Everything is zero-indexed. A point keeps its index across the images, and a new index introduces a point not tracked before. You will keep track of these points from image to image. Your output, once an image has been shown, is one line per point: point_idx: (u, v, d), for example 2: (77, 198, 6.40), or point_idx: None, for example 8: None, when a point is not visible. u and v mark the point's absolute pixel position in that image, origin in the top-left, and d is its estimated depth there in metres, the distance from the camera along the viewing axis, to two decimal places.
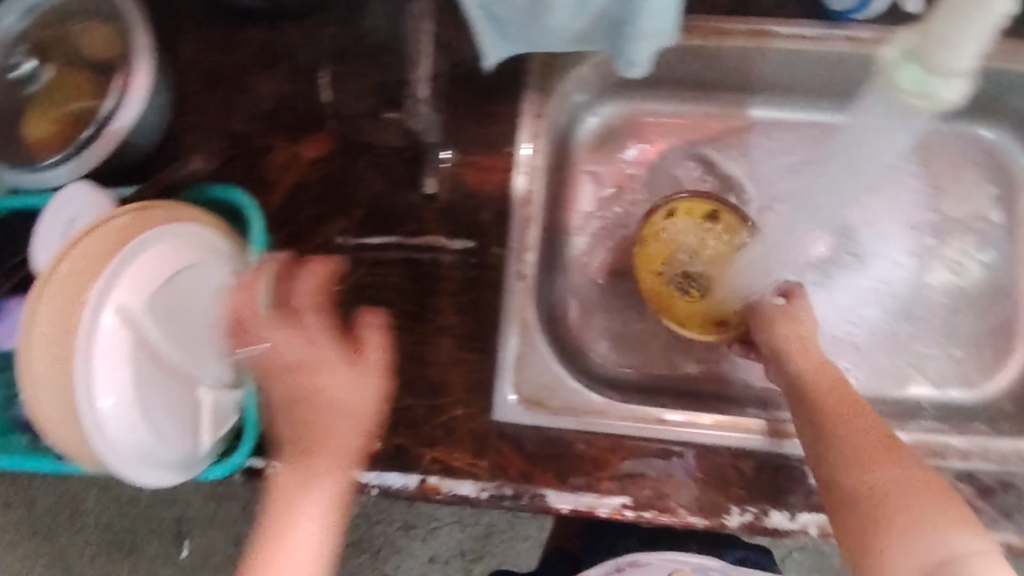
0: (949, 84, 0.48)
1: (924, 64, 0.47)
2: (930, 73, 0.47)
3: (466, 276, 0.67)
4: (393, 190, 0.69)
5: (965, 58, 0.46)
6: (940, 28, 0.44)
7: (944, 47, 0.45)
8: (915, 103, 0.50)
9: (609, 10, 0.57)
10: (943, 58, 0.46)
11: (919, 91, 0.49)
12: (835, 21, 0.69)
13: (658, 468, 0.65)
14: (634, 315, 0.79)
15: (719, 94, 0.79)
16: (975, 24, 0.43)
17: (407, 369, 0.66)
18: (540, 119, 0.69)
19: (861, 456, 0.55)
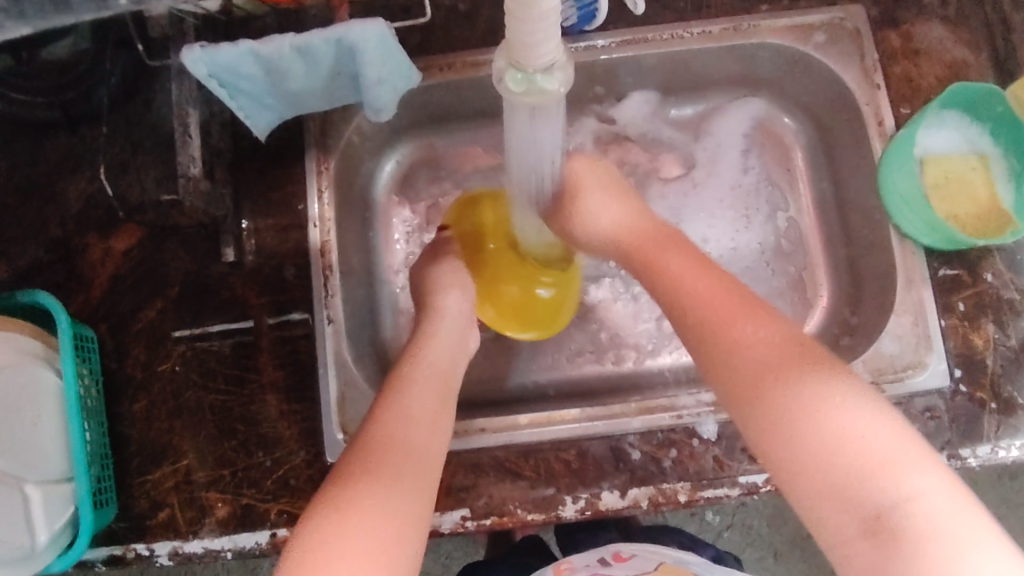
0: (552, 77, 0.49)
1: (520, 63, 0.47)
2: (527, 72, 0.48)
3: (281, 332, 0.70)
4: (201, 263, 0.72)
5: (548, 54, 0.46)
6: (514, 37, 0.44)
7: (529, 48, 0.45)
8: (531, 99, 0.50)
9: (341, 64, 0.63)
10: (532, 56, 0.46)
11: (529, 89, 0.49)
12: (573, 35, 0.71)
13: (491, 475, 0.67)
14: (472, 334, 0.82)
15: None
16: (544, 28, 0.43)
17: (241, 431, 0.70)
18: (324, 174, 0.72)
19: (728, 346, 0.53)
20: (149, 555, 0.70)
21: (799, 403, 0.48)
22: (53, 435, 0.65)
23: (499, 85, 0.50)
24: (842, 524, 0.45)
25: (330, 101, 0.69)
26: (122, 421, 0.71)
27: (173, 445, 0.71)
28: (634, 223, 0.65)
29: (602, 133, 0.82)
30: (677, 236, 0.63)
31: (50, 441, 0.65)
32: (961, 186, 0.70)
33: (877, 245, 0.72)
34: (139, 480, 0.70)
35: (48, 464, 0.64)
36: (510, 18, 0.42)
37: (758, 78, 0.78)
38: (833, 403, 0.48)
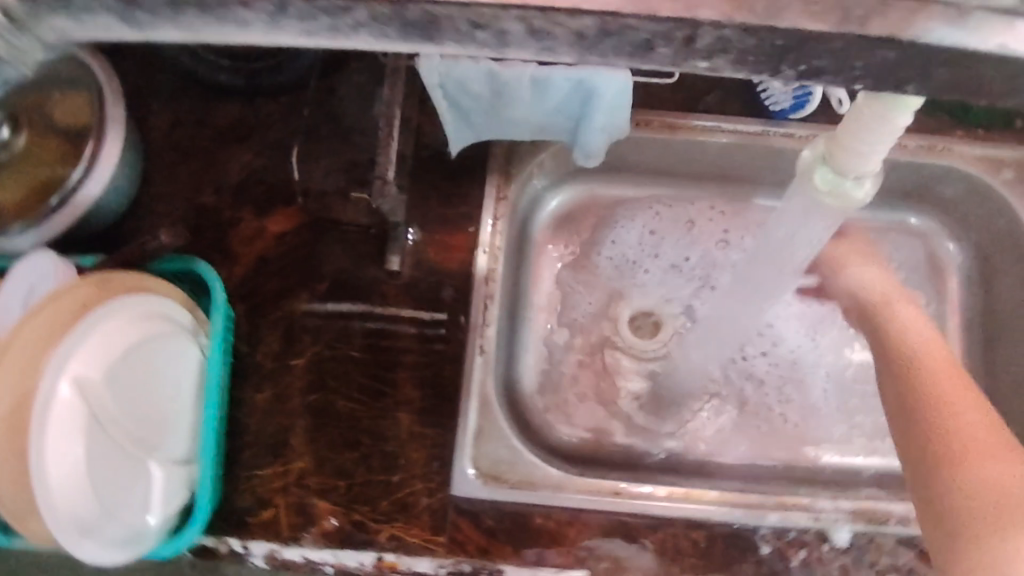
0: (859, 185, 0.47)
1: (839, 166, 0.45)
2: (841, 174, 0.46)
3: (428, 351, 0.68)
4: (357, 264, 0.69)
5: (870, 161, 0.45)
6: (845, 138, 0.44)
7: (856, 152, 0.44)
8: (833, 203, 0.48)
9: (566, 105, 0.61)
10: (851, 168, 0.45)
11: (834, 191, 0.47)
12: (775, 119, 0.71)
13: (615, 539, 0.65)
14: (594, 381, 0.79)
15: (679, 182, 0.79)
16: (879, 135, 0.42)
17: (365, 443, 0.67)
18: (503, 202, 0.71)
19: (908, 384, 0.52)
20: (242, 553, 0.66)
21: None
22: (183, 417, 0.62)
23: (802, 181, 0.49)
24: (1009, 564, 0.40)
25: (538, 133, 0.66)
26: (242, 407, 0.68)
27: (291, 445, 0.68)
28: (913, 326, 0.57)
29: (736, 221, 0.80)
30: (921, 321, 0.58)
31: (180, 423, 0.62)
32: None
33: None
34: (246, 473, 0.68)
35: (175, 446, 0.61)
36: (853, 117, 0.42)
37: (932, 196, 0.77)
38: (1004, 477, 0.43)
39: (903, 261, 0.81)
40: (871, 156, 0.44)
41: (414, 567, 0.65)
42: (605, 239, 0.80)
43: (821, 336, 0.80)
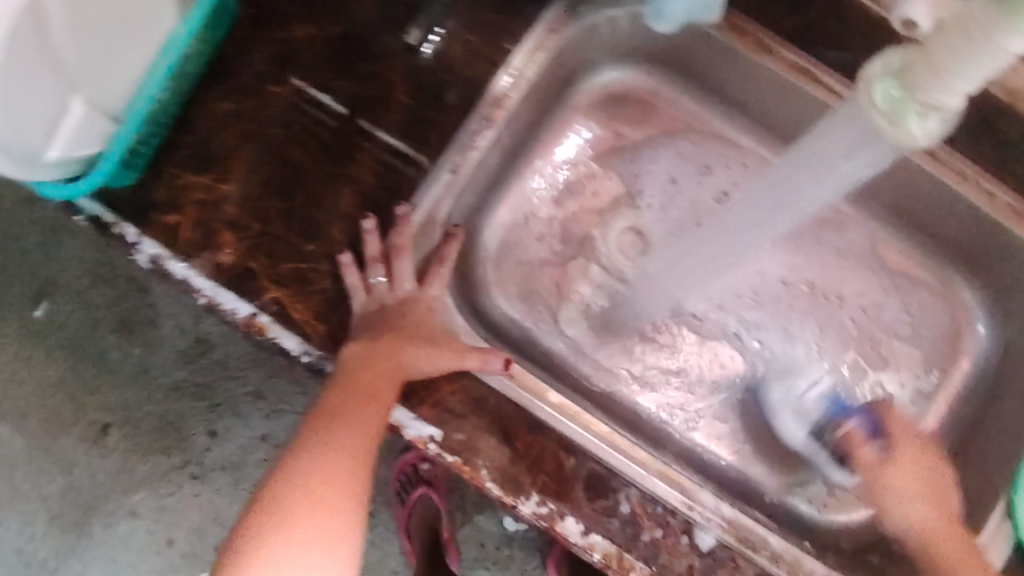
0: (924, 120, 0.41)
1: (914, 81, 0.39)
2: (910, 94, 0.40)
3: (401, 144, 0.62)
4: (378, 27, 0.64)
5: (953, 90, 0.38)
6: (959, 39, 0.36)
7: (960, 65, 0.37)
8: (885, 127, 0.42)
9: None
10: (926, 91, 0.39)
11: (894, 112, 0.41)
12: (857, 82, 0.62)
13: (484, 418, 0.60)
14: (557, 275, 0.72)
15: (734, 112, 0.72)
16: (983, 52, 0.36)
17: (296, 201, 0.62)
18: (552, 37, 0.63)
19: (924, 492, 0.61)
20: (132, 244, 0.63)
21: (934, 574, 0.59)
22: (115, 62, 0.56)
23: (862, 87, 0.43)
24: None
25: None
26: (199, 107, 0.63)
27: (227, 167, 0.63)
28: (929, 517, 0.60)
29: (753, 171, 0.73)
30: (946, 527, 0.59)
31: (110, 66, 0.56)
32: None
33: (978, 500, 0.64)
34: (172, 172, 0.63)
35: (95, 87, 0.56)
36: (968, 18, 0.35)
37: (992, 271, 0.69)
38: None
39: (914, 313, 0.74)
40: (960, 79, 0.37)
41: (279, 339, 0.61)
42: (637, 139, 0.74)
43: (781, 326, 0.74)
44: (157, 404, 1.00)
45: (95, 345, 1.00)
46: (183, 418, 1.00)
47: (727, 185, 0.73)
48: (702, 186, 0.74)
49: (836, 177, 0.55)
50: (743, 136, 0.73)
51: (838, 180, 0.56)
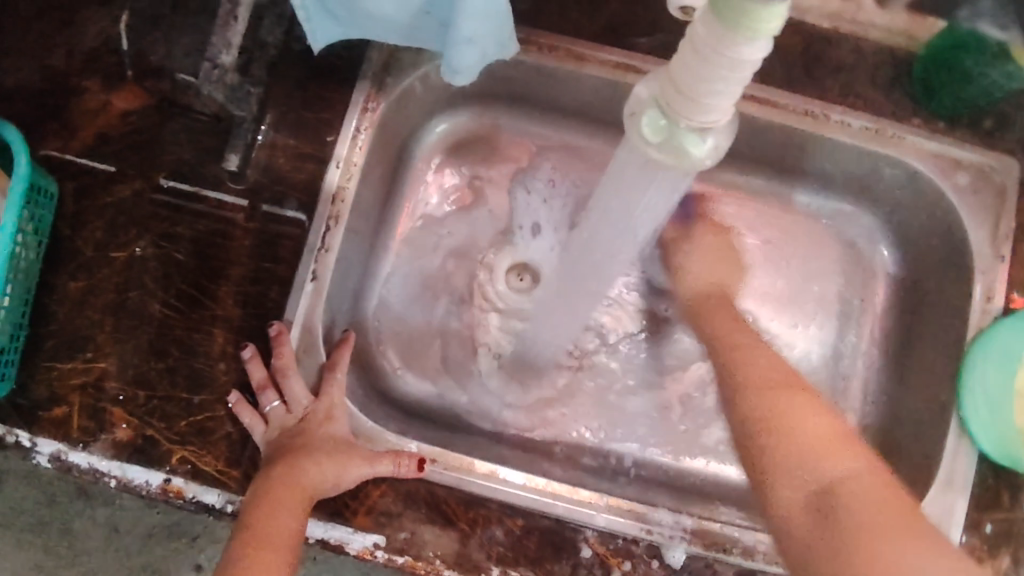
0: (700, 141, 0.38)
1: (673, 109, 0.37)
2: (675, 120, 0.38)
3: (258, 267, 0.61)
4: (198, 159, 0.62)
5: (713, 112, 0.36)
6: (687, 73, 0.35)
7: (701, 95, 0.35)
8: (664, 158, 0.40)
9: (435, 7, 0.51)
10: (688, 117, 0.37)
11: (667, 143, 0.39)
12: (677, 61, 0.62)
13: (421, 510, 0.58)
14: (464, 329, 0.71)
15: (576, 122, 0.71)
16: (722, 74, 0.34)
17: (173, 356, 0.61)
18: (369, 114, 0.63)
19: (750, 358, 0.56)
20: (29, 448, 0.60)
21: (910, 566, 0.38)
22: None
23: (629, 120, 0.40)
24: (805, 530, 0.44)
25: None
26: (53, 293, 0.62)
27: (96, 343, 0.61)
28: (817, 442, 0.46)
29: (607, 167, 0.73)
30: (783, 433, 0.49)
31: None
32: None
33: (929, 423, 0.64)
34: (47, 364, 0.61)
35: None
36: (697, 52, 0.33)
37: (871, 191, 0.69)
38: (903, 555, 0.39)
39: (820, 256, 0.74)
40: (713, 103, 0.36)
41: (200, 497, 0.59)
42: (495, 175, 0.73)
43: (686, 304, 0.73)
44: (140, 560, 0.93)
45: (61, 521, 0.93)
46: (168, 564, 0.93)
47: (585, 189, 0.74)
48: (559, 198, 0.74)
49: (654, 200, 0.50)
50: (592, 139, 0.73)
51: (660, 198, 0.50)
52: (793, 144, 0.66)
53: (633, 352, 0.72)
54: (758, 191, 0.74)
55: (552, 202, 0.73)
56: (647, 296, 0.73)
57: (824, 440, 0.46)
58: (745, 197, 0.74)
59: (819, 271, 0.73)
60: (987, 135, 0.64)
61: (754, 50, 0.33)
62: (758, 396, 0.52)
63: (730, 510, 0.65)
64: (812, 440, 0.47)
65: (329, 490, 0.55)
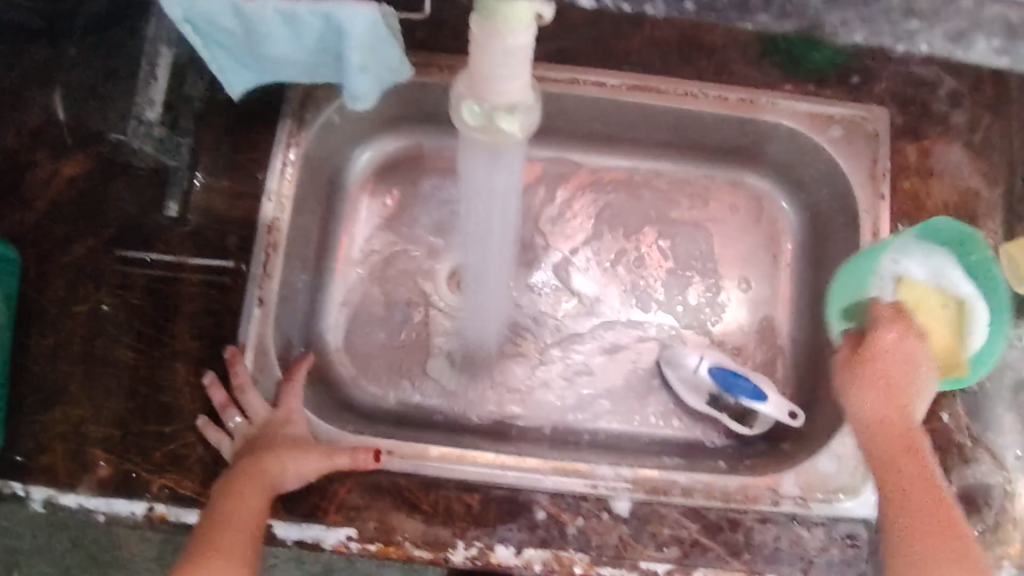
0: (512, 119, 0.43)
1: (481, 99, 0.41)
2: (486, 107, 0.42)
3: (210, 300, 0.67)
4: (143, 212, 0.68)
5: (513, 91, 0.41)
6: (478, 64, 0.39)
7: (494, 79, 0.40)
8: (487, 138, 0.45)
9: (326, 42, 0.57)
10: (494, 100, 0.41)
11: (486, 126, 0.43)
12: (564, 62, 0.69)
13: (386, 499, 0.63)
14: (414, 334, 0.77)
15: None
16: (510, 60, 0.39)
17: (142, 394, 0.66)
18: (294, 149, 0.69)
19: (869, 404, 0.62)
20: (24, 496, 0.65)
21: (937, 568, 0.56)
22: None
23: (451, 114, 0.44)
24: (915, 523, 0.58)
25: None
26: (26, 352, 0.67)
27: (72, 393, 0.66)
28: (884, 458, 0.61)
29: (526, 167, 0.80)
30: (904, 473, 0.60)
31: None
32: (928, 315, 0.66)
33: (844, 356, 0.69)
34: (28, 418, 0.66)
35: None
36: (480, 42, 0.38)
37: (764, 154, 0.76)
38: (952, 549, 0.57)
39: (735, 222, 0.80)
40: (510, 84, 0.40)
41: (183, 518, 0.64)
42: (424, 189, 0.80)
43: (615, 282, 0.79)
44: None
45: None
46: None
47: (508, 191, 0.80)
48: None
49: (504, 184, 0.55)
50: None
51: (512, 184, 0.55)
52: (683, 122, 0.73)
53: (572, 331, 0.78)
54: (665, 171, 0.80)
55: None
56: (578, 279, 0.79)
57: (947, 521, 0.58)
58: (656, 178, 0.80)
59: (730, 234, 0.80)
60: (854, 89, 0.70)
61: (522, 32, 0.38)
62: (882, 402, 0.61)
63: (677, 463, 0.70)
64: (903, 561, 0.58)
65: (293, 487, 0.61)
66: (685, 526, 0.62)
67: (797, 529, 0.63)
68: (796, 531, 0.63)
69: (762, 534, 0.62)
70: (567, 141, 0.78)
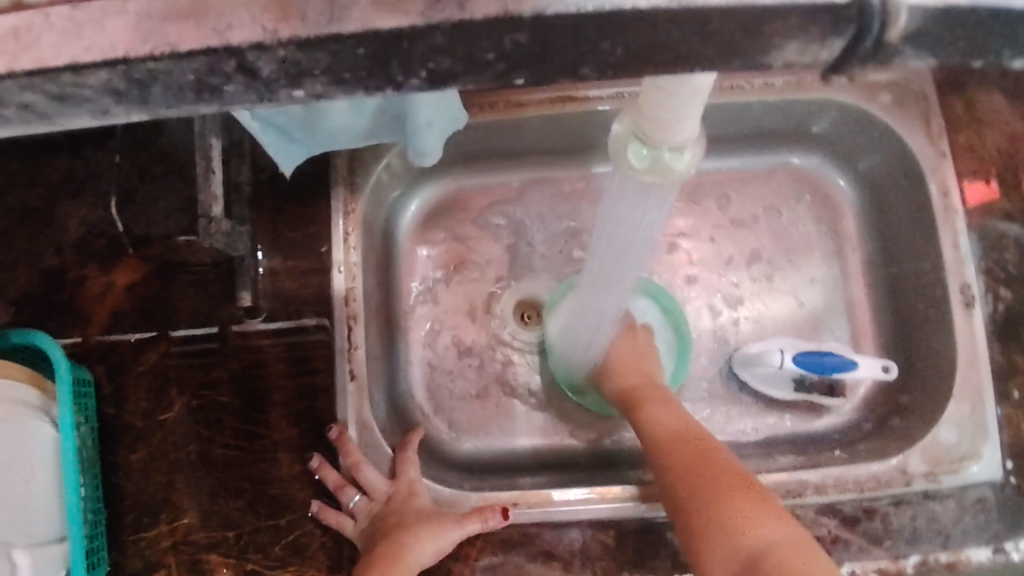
0: (681, 156, 0.39)
1: (650, 140, 0.38)
2: (655, 148, 0.38)
3: (298, 385, 0.65)
4: (210, 307, 0.66)
5: (685, 131, 0.37)
6: (651, 110, 0.36)
7: (668, 124, 0.36)
8: (654, 179, 0.41)
9: (387, 105, 0.56)
10: (664, 141, 0.37)
11: (653, 166, 0.40)
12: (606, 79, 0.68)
13: (520, 552, 0.61)
14: (496, 377, 0.75)
15: (533, 161, 0.77)
16: (684, 108, 0.35)
17: (248, 491, 0.64)
18: (352, 216, 0.67)
19: (657, 415, 0.64)
20: None
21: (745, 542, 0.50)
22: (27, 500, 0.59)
23: (614, 153, 0.41)
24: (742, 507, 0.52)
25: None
26: (117, 471, 0.65)
27: (174, 504, 0.64)
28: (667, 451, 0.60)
29: (573, 185, 0.79)
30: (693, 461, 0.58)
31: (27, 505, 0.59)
32: None
33: (936, 322, 0.69)
34: (133, 538, 0.64)
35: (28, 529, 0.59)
36: (656, 90, 0.34)
37: (811, 134, 0.75)
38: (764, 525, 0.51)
39: (793, 205, 0.79)
40: (683, 126, 0.37)
41: None
42: (476, 229, 0.78)
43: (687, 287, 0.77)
44: None
45: None
46: None
47: (560, 215, 0.79)
48: (541, 229, 0.78)
49: (649, 221, 0.50)
50: (550, 171, 0.78)
51: (657, 217, 0.50)
52: (728, 114, 0.72)
53: None
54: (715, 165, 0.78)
55: (535, 237, 0.78)
56: None
57: (734, 482, 0.55)
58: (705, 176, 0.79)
59: (790, 218, 0.79)
60: None
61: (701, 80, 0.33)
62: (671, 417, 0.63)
63: (789, 460, 0.69)
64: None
65: (429, 561, 0.60)
66: (824, 524, 0.62)
67: (930, 506, 0.63)
68: (930, 508, 0.63)
69: (899, 517, 0.62)
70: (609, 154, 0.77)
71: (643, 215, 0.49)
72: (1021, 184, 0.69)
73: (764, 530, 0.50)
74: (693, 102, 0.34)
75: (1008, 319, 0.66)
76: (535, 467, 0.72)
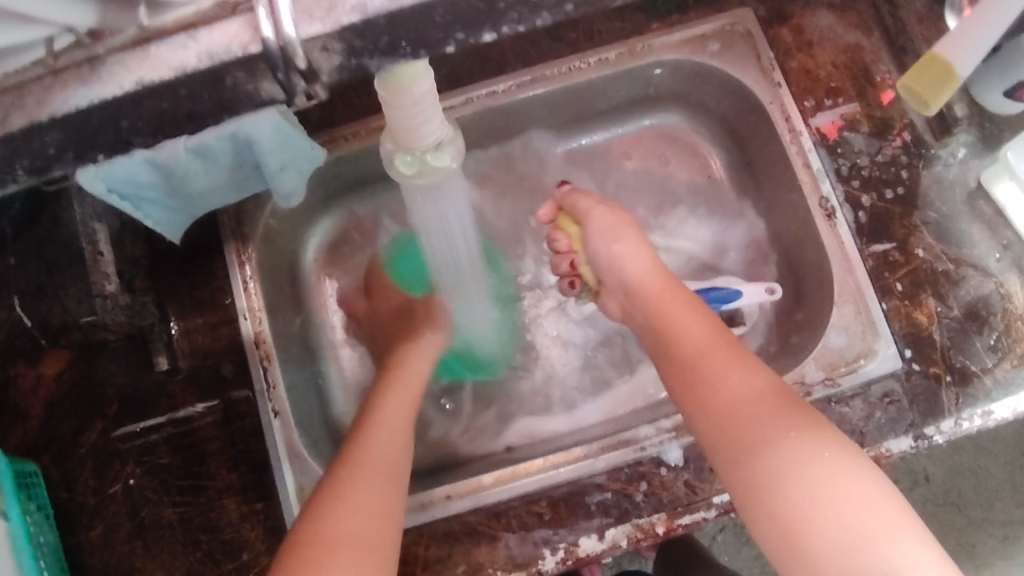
0: (441, 154, 0.46)
1: (410, 148, 0.44)
2: (417, 153, 0.45)
3: (229, 431, 0.68)
4: (135, 378, 0.70)
5: (432, 133, 0.43)
6: (395, 125, 0.42)
7: (413, 129, 0.42)
8: (428, 178, 0.48)
9: (241, 160, 0.61)
10: (419, 145, 0.44)
11: (424, 169, 0.46)
12: (456, 85, 0.72)
13: (465, 539, 0.65)
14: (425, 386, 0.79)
15: None
16: (422, 111, 0.41)
17: (203, 542, 0.67)
18: (247, 264, 0.71)
19: (675, 322, 0.62)
20: None
21: (831, 494, 0.47)
22: None
23: (388, 169, 0.47)
24: (810, 451, 0.50)
25: (16, 25, 0.31)
26: (79, 552, 0.67)
27: (139, 570, 0.67)
28: (694, 339, 0.59)
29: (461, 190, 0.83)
30: (730, 361, 0.56)
31: None
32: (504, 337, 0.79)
33: (808, 239, 0.73)
34: None
35: None
36: (387, 108, 0.41)
37: (664, 93, 0.79)
38: (838, 470, 0.48)
39: (666, 161, 0.83)
40: (426, 128, 0.42)
41: None
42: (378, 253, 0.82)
43: None
44: None
45: None
46: None
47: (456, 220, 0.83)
48: None
49: (456, 208, 0.57)
50: None
51: (460, 198, 0.56)
52: (579, 93, 0.76)
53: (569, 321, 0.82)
54: (585, 144, 0.83)
55: None
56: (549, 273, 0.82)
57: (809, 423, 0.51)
58: (579, 157, 0.84)
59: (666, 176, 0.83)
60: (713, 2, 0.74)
61: (421, 80, 0.39)
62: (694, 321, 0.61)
63: None
64: (779, 536, 0.48)
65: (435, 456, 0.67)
66: None
67: (837, 409, 0.67)
68: (838, 411, 0.67)
69: None
70: (488, 153, 0.81)
71: (450, 203, 0.56)
72: (857, 90, 0.72)
73: (833, 450, 0.50)
74: (420, 103, 0.40)
75: (872, 220, 0.71)
76: (478, 460, 0.76)
